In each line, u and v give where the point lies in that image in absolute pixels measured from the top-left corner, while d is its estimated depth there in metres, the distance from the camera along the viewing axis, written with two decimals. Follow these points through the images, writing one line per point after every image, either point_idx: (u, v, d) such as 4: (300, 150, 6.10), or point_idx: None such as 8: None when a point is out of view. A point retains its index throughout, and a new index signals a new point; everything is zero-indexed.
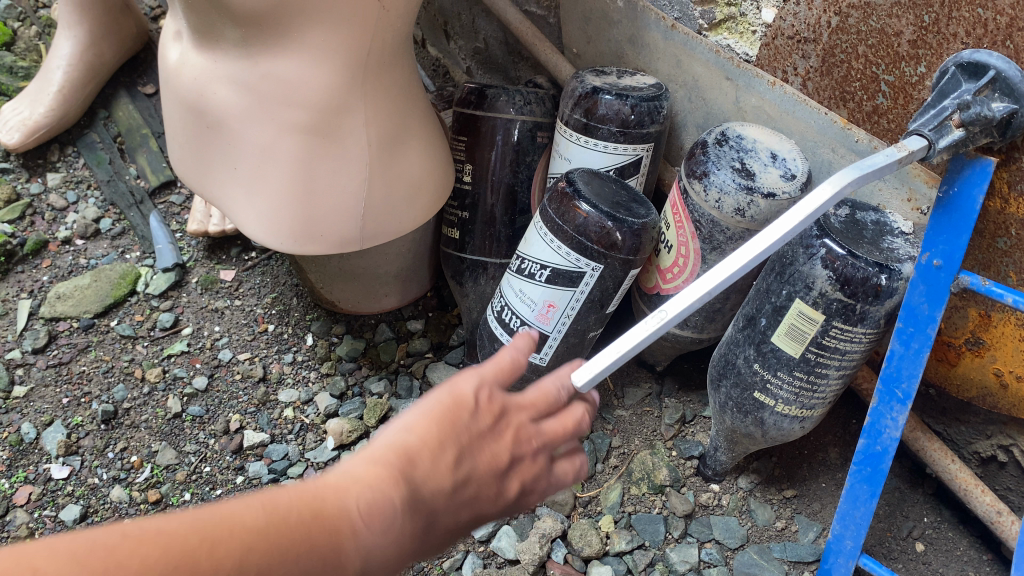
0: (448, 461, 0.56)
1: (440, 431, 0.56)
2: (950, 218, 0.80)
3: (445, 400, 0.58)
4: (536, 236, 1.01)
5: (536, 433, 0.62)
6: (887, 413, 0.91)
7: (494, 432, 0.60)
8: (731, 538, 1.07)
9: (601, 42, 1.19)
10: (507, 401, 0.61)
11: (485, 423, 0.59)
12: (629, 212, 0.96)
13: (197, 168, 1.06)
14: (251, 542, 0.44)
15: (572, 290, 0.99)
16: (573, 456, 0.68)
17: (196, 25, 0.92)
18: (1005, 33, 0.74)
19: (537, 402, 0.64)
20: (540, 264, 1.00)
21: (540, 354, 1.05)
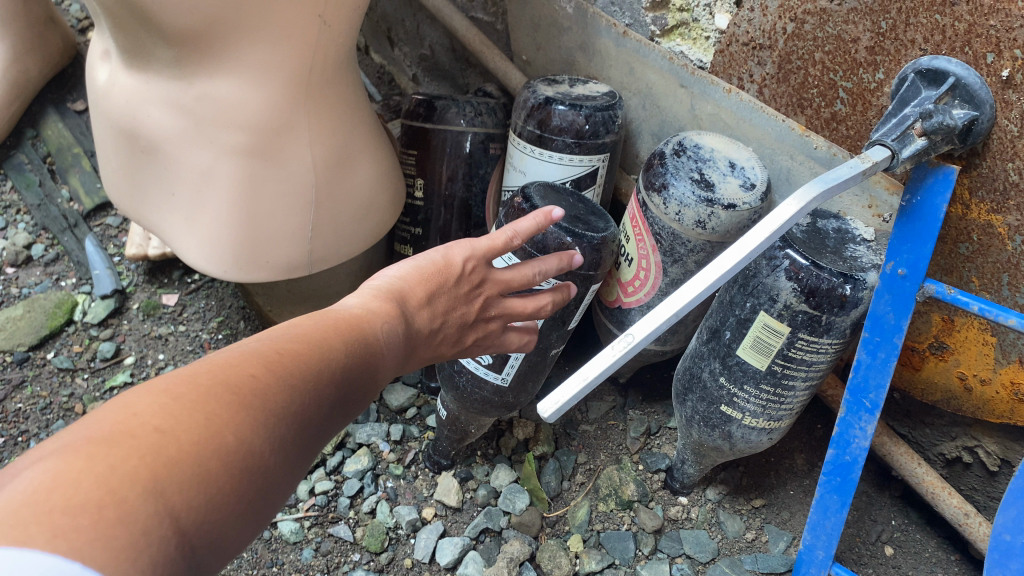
0: (433, 310, 0.72)
1: (424, 289, 0.71)
2: (914, 226, 0.79)
3: (438, 260, 0.73)
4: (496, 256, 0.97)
5: (496, 305, 0.82)
6: (855, 423, 0.90)
7: (468, 297, 0.76)
8: (702, 552, 1.05)
9: (552, 49, 1.17)
10: (488, 273, 0.78)
11: (464, 291, 0.75)
12: (588, 227, 0.93)
13: (132, 194, 1.00)
14: (337, 340, 0.56)
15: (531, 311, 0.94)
16: (538, 302, 0.86)
17: (124, 45, 0.86)
18: (963, 39, 0.73)
19: (514, 283, 0.81)
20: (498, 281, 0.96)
21: (501, 375, 1.01)
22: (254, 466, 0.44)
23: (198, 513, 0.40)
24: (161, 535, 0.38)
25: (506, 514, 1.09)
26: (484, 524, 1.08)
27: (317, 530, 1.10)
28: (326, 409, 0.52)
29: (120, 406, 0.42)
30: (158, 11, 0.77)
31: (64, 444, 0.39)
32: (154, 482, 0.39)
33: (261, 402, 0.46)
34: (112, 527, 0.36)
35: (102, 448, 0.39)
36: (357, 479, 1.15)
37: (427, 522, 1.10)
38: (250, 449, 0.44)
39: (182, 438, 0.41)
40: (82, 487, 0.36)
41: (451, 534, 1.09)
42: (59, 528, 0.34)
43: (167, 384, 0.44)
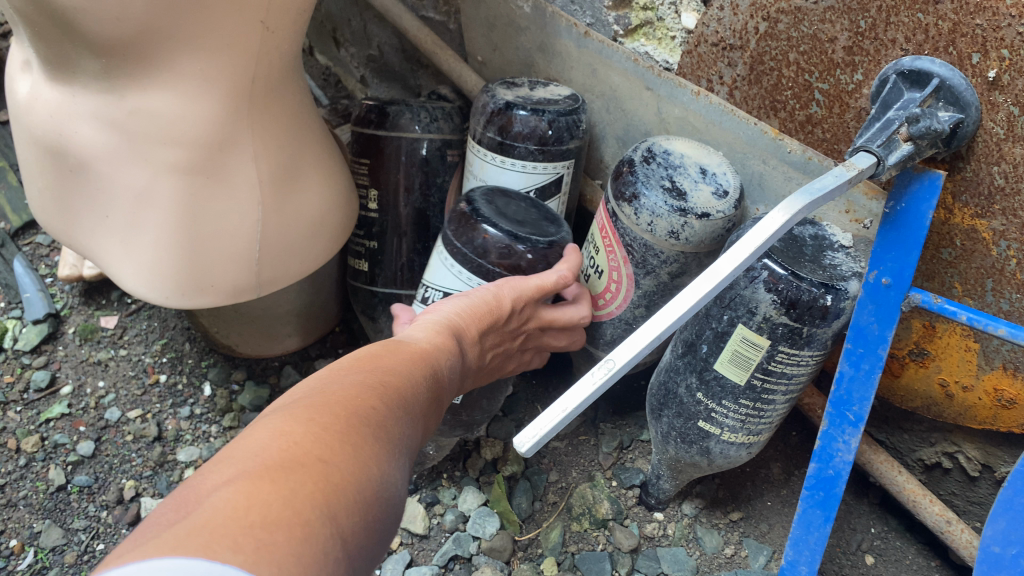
0: (482, 343, 0.79)
1: (480, 328, 0.76)
2: (898, 234, 0.75)
3: (492, 296, 0.78)
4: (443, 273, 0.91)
5: (532, 335, 0.90)
6: (838, 436, 0.87)
7: (513, 330, 0.83)
8: (681, 571, 1.01)
9: (509, 50, 1.12)
10: (536, 311, 0.86)
11: (510, 325, 0.81)
12: (535, 230, 0.89)
13: (62, 218, 0.93)
14: (418, 375, 0.60)
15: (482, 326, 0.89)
16: (564, 333, 0.96)
17: (45, 56, 0.79)
18: (947, 39, 0.69)
19: (553, 318, 0.90)
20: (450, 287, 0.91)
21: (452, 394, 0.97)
22: (390, 496, 0.47)
23: (360, 535, 0.43)
24: (336, 556, 0.40)
25: (476, 539, 1.04)
26: (452, 551, 1.03)
27: None
28: (417, 443, 0.55)
29: (276, 435, 0.45)
30: (81, 17, 0.70)
31: (241, 470, 0.41)
32: (328, 505, 0.41)
33: (385, 435, 0.49)
34: (300, 544, 0.38)
35: (278, 473, 0.41)
36: None
37: (392, 551, 1.05)
38: (389, 480, 0.47)
39: (343, 468, 0.44)
40: (273, 504, 0.39)
41: (419, 563, 1.03)
42: (260, 540, 0.37)
43: (308, 414, 0.47)
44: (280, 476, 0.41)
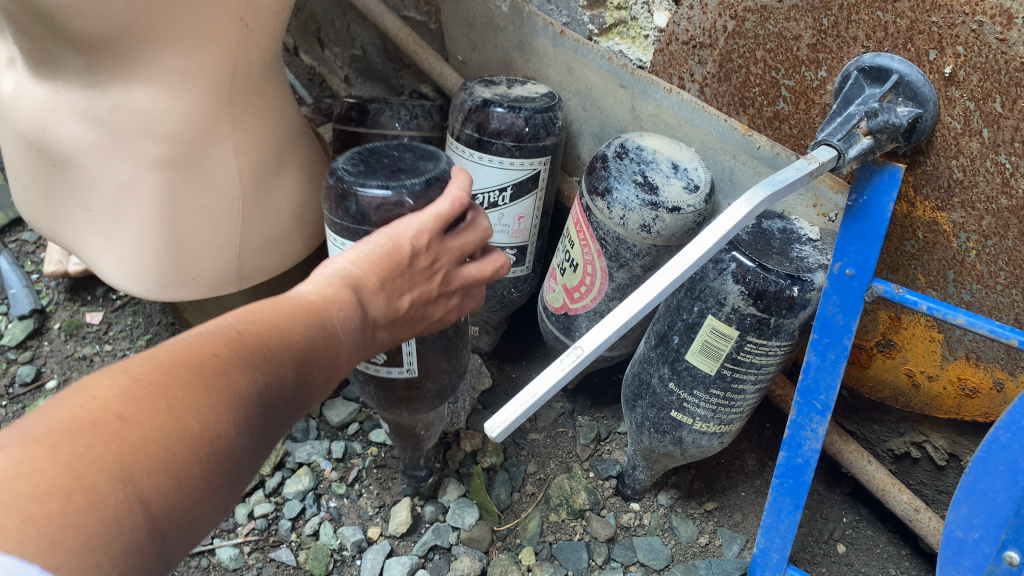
0: (391, 295, 0.65)
1: (380, 278, 0.63)
2: (860, 226, 0.77)
3: (384, 243, 0.63)
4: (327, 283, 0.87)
5: (455, 278, 0.74)
6: (806, 425, 0.89)
7: (426, 274, 0.68)
8: (656, 559, 1.03)
9: (487, 49, 1.14)
10: (444, 247, 0.69)
11: (417, 267, 0.66)
12: (412, 171, 0.72)
13: (46, 212, 0.94)
14: (303, 316, 0.55)
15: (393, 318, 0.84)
16: (497, 263, 0.78)
17: (29, 54, 0.80)
18: (906, 36, 0.72)
19: (467, 244, 0.72)
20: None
21: (406, 368, 0.88)
22: (220, 448, 0.45)
23: (164, 496, 0.42)
24: (122, 522, 0.39)
25: (455, 530, 1.06)
26: (432, 541, 1.05)
27: (257, 555, 1.05)
28: (288, 390, 0.52)
29: (81, 391, 0.42)
30: (64, 14, 0.71)
31: (21, 432, 0.39)
32: (120, 468, 0.40)
33: (224, 384, 0.46)
34: (77, 514, 0.37)
35: (64, 436, 0.39)
36: (298, 500, 1.11)
37: (373, 542, 1.06)
38: (214, 433, 0.45)
39: (144, 425, 0.42)
40: (49, 473, 0.37)
41: (399, 553, 1.05)
42: (24, 516, 0.35)
43: (127, 366, 0.44)
44: (58, 439, 0.39)
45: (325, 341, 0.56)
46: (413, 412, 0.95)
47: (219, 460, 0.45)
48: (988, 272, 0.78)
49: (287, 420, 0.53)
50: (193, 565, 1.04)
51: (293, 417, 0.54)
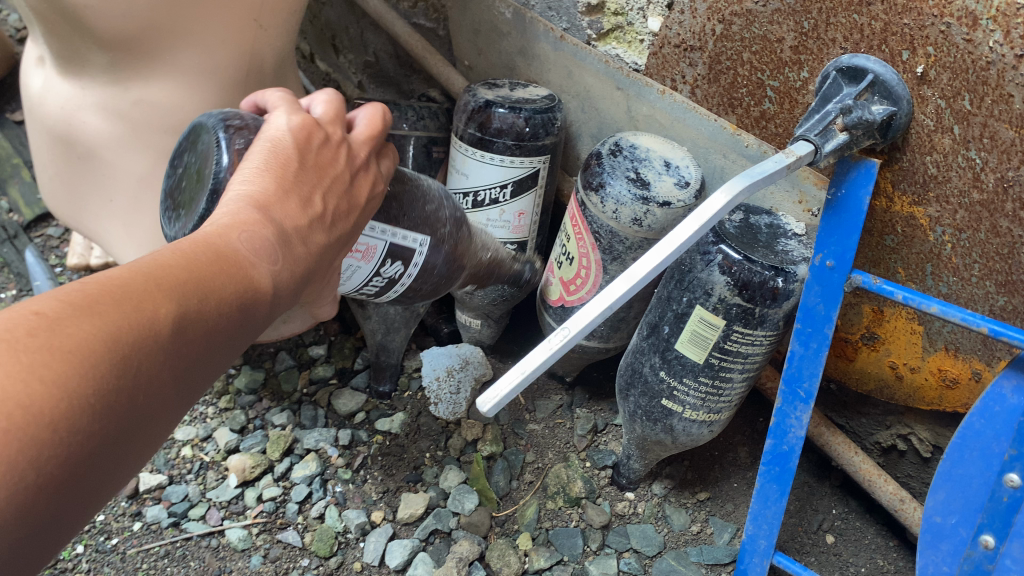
0: (301, 195, 0.59)
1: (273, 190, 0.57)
2: (839, 219, 0.81)
3: (264, 146, 0.59)
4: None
5: (360, 150, 0.68)
6: (791, 412, 0.92)
7: (325, 156, 0.63)
8: (649, 546, 1.07)
9: (492, 54, 1.19)
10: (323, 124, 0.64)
11: (308, 146, 0.61)
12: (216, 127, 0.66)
13: (70, 203, 1.00)
14: (178, 262, 0.49)
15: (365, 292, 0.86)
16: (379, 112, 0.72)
17: (57, 53, 0.86)
18: (880, 37, 0.76)
19: (336, 108, 0.68)
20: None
21: (412, 243, 0.88)
22: (40, 409, 0.38)
23: None
24: None
25: (456, 515, 1.10)
26: (433, 525, 1.09)
27: (265, 536, 1.09)
28: (160, 337, 0.45)
29: None
30: (93, 14, 0.77)
31: None
32: None
33: (46, 335, 0.40)
34: None
35: None
36: (305, 484, 1.15)
37: (376, 525, 1.10)
38: (25, 392, 0.38)
39: None
40: None
41: (401, 536, 1.09)
42: None
43: None
44: None
45: (226, 273, 0.51)
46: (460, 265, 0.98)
47: (68, 425, 0.39)
48: (963, 264, 0.81)
49: (173, 382, 0.46)
50: (204, 544, 1.09)
51: (186, 377, 0.48)
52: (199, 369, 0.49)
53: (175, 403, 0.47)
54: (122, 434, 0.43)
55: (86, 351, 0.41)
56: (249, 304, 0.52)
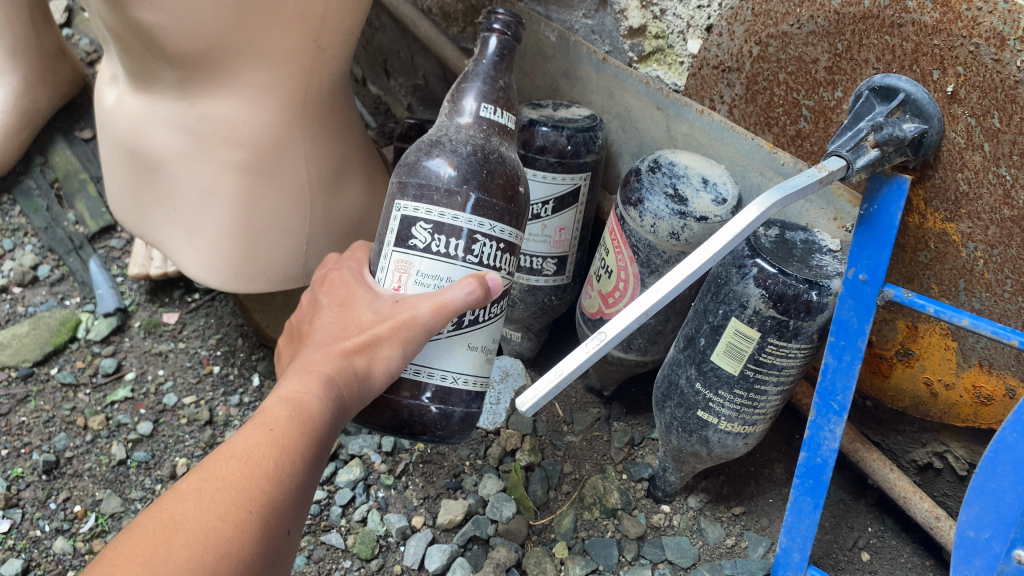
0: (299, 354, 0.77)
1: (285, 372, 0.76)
2: (872, 234, 0.84)
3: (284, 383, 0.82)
4: (479, 398, 0.86)
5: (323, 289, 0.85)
6: (825, 425, 0.94)
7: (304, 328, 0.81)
8: (683, 558, 1.08)
9: (537, 76, 1.23)
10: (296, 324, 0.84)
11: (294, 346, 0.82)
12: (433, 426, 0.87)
13: (136, 212, 1.06)
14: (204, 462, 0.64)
15: (496, 224, 0.81)
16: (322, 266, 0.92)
17: (130, 69, 0.93)
18: (911, 58, 0.79)
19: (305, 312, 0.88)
20: (498, 306, 0.86)
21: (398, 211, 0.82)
22: None
23: None
24: None
25: (494, 522, 1.12)
26: (472, 531, 1.11)
27: (309, 538, 1.14)
28: (197, 497, 0.58)
29: None
30: (163, 33, 0.83)
31: None
32: None
33: (110, 554, 0.55)
34: None
35: None
36: (349, 489, 1.19)
37: (416, 530, 1.13)
38: None
39: None
40: None
41: (440, 542, 1.11)
42: None
43: None
44: None
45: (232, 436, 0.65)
46: (497, 88, 0.86)
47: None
48: (995, 280, 0.83)
49: (227, 505, 0.58)
50: None
51: (244, 497, 0.60)
52: (255, 486, 0.61)
53: (252, 512, 0.59)
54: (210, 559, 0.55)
55: (140, 539, 0.55)
56: (262, 421, 0.65)
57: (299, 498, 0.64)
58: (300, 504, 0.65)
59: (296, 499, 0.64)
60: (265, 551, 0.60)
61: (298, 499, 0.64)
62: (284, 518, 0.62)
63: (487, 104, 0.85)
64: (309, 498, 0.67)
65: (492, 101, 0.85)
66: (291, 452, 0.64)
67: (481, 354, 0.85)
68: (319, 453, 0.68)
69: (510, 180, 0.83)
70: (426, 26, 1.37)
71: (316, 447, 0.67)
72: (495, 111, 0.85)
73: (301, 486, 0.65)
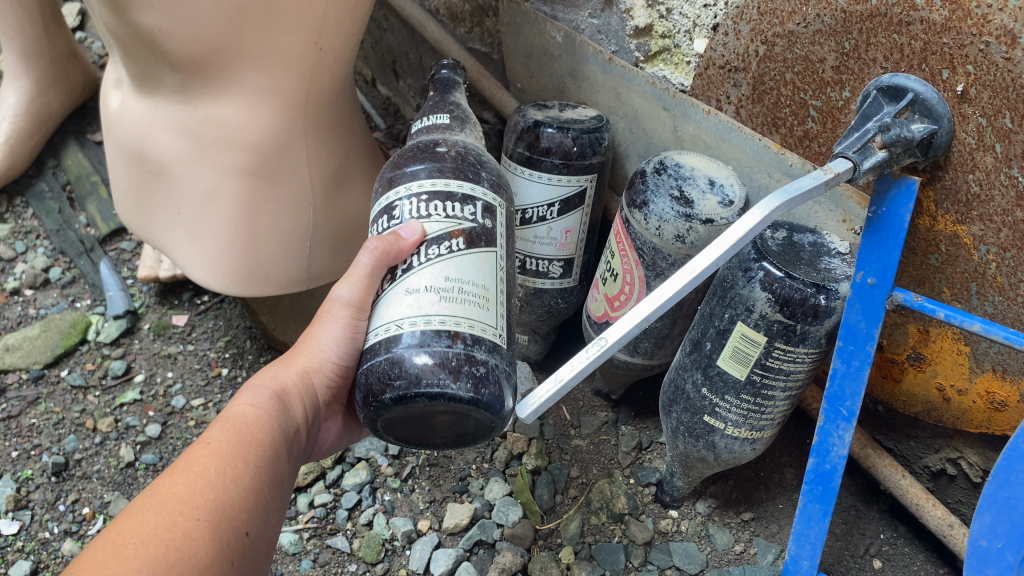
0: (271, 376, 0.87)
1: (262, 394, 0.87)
2: (881, 237, 0.82)
3: None
4: (441, 336, 0.69)
5: None
6: (834, 431, 0.93)
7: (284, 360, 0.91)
8: (691, 564, 1.06)
9: (544, 76, 1.22)
10: None
11: None
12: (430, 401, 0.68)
13: (141, 214, 1.07)
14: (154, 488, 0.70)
15: (412, 182, 0.77)
16: None
17: (134, 73, 0.93)
18: (920, 57, 0.77)
19: None
20: (446, 247, 0.73)
21: None
22: None
23: None
24: None
25: (499, 527, 1.11)
26: (478, 536, 1.10)
27: (315, 541, 1.14)
28: (145, 514, 0.64)
29: None
30: (163, 37, 0.83)
31: None
32: None
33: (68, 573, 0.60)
34: None
35: None
36: (356, 492, 1.19)
37: (422, 534, 1.13)
38: None
39: None
40: None
41: (446, 546, 1.11)
42: None
43: None
44: None
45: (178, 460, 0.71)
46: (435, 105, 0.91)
47: None
48: (1008, 284, 0.81)
49: (173, 515, 0.64)
50: None
51: (189, 509, 0.65)
52: (200, 498, 0.67)
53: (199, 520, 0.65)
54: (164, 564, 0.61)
55: (94, 558, 0.60)
56: (203, 441, 0.72)
57: (254, 503, 0.70)
58: (257, 510, 0.71)
59: (248, 504, 0.70)
60: (221, 553, 0.65)
61: (251, 504, 0.70)
62: (238, 522, 0.68)
63: (423, 116, 0.88)
64: (273, 504, 0.73)
65: (426, 113, 0.88)
66: (231, 460, 0.71)
67: (428, 295, 0.71)
68: (265, 459, 0.74)
69: (428, 148, 0.81)
70: (433, 27, 1.37)
71: (258, 456, 0.73)
72: (425, 119, 0.87)
73: (252, 490, 0.71)
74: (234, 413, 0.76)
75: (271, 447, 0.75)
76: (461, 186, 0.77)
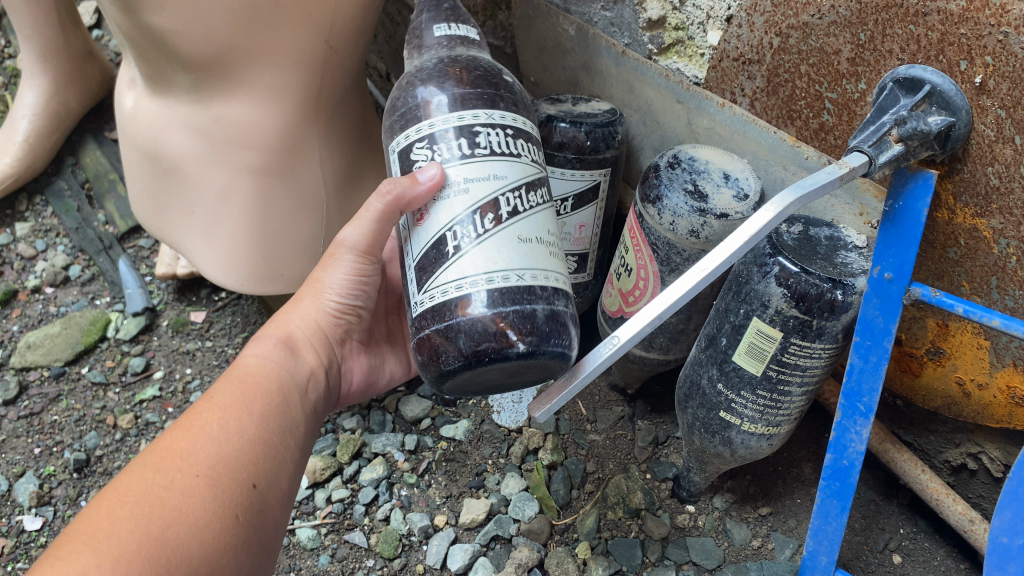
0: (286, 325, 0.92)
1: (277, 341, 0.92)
2: (897, 231, 0.81)
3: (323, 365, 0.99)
4: (558, 294, 0.70)
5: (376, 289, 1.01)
6: (851, 427, 0.92)
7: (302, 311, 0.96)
8: (708, 559, 1.06)
9: (557, 69, 1.22)
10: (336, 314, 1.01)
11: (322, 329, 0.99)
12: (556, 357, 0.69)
13: (156, 214, 1.08)
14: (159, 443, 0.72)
15: (494, 111, 0.72)
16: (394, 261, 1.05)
17: (147, 75, 0.93)
18: (937, 48, 0.75)
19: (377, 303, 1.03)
20: (540, 196, 0.73)
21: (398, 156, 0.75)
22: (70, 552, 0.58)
23: None
24: None
25: (516, 522, 1.12)
26: (494, 531, 1.11)
27: (333, 537, 1.15)
28: (147, 472, 0.66)
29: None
30: (175, 37, 0.83)
31: None
32: None
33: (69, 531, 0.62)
34: None
35: None
36: (372, 487, 1.19)
37: (438, 529, 1.13)
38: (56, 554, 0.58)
39: None
40: None
41: (463, 541, 1.11)
42: None
43: None
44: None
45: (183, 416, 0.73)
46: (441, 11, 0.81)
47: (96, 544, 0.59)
48: None
49: (172, 472, 0.66)
50: None
51: (188, 466, 0.67)
52: (200, 454, 0.68)
53: (199, 474, 0.66)
54: (161, 524, 0.62)
55: (94, 516, 0.62)
56: (209, 396, 0.75)
57: (261, 455, 0.72)
58: (264, 462, 0.72)
59: (252, 458, 0.71)
60: (225, 508, 0.66)
61: (256, 456, 0.71)
62: (244, 475, 0.69)
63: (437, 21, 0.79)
64: (283, 454, 0.75)
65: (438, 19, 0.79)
66: (234, 413, 0.73)
67: (541, 247, 0.70)
68: (272, 409, 0.76)
69: (495, 74, 0.76)
70: None
71: (262, 407, 0.75)
72: (451, 27, 0.79)
73: (258, 441, 0.72)
74: (241, 364, 0.79)
75: (278, 396, 0.77)
76: (529, 125, 0.75)
